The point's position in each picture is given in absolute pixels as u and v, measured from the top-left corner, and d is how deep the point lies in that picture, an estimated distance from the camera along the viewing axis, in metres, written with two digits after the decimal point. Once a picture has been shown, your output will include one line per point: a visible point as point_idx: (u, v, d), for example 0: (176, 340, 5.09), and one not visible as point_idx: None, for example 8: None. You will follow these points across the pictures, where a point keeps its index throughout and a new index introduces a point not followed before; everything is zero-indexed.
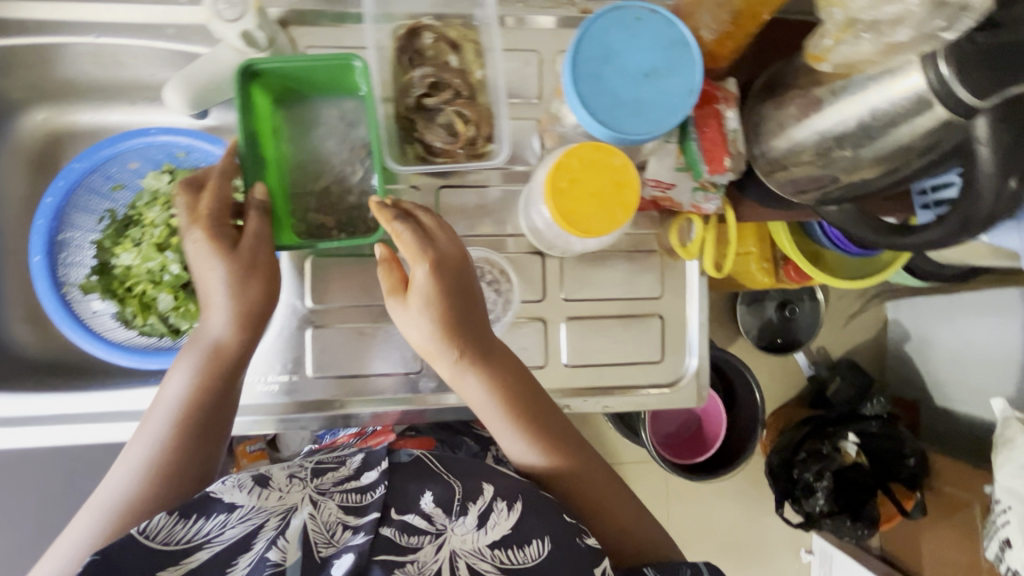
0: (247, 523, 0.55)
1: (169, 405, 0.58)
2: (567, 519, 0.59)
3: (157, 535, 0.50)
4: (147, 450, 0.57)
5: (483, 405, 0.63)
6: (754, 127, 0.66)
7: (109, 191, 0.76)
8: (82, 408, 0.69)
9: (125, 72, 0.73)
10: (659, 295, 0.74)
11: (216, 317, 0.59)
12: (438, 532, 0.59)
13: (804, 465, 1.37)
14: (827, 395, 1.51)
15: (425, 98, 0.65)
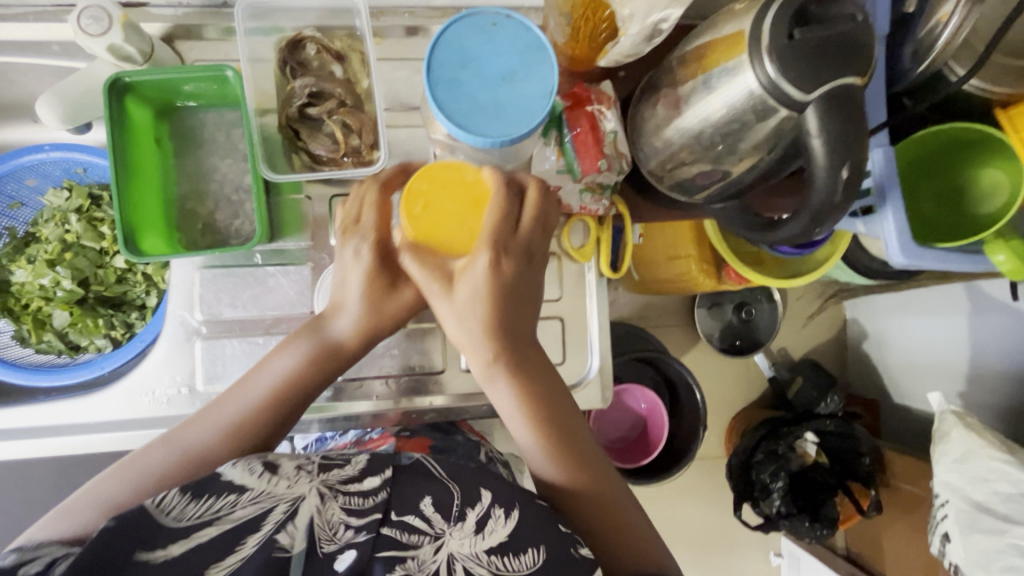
0: (256, 506, 0.47)
1: (271, 376, 0.57)
2: (561, 526, 0.52)
3: (170, 511, 0.45)
4: (237, 413, 0.55)
5: (511, 414, 0.57)
6: (634, 129, 0.67)
7: (8, 209, 0.76)
8: None
9: (20, 90, 0.73)
10: (558, 296, 0.74)
11: (344, 319, 0.59)
12: (438, 536, 0.51)
13: (762, 466, 1.37)
14: (788, 397, 1.50)
15: (307, 107, 0.65)
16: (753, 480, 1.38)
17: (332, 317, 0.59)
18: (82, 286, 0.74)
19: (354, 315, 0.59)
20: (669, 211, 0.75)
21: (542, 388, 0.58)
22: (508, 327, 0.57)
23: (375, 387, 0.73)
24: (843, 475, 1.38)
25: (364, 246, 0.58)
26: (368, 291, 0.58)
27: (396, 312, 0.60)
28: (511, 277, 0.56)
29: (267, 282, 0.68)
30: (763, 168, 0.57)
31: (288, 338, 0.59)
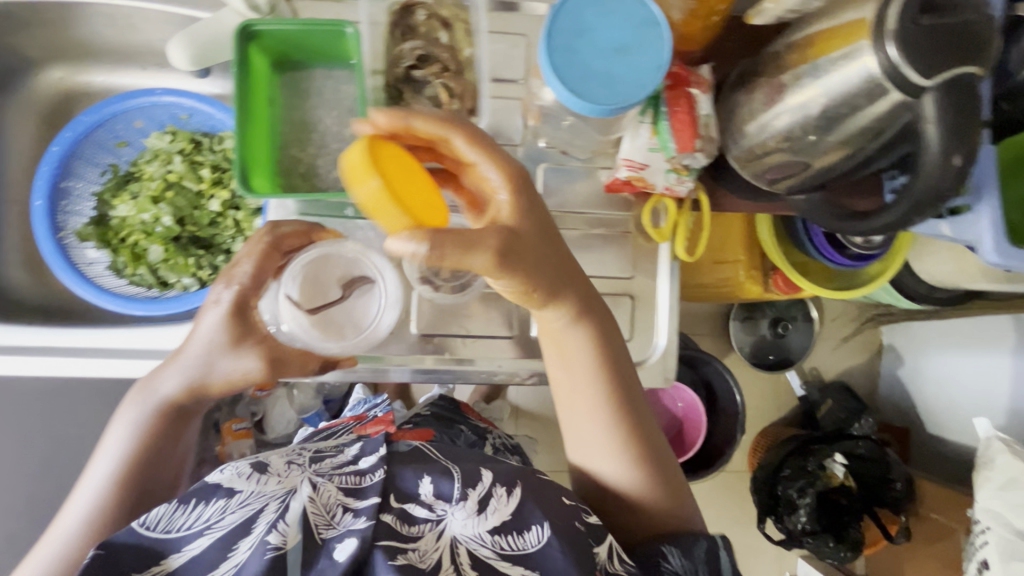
0: (247, 509, 0.56)
1: (109, 459, 0.64)
2: (567, 501, 0.64)
3: (157, 525, 0.54)
4: (88, 501, 0.62)
5: (586, 367, 0.66)
6: (727, 113, 0.68)
7: (114, 147, 0.80)
8: (68, 342, 0.71)
9: (140, 34, 0.78)
10: (630, 275, 0.76)
11: (170, 377, 0.64)
12: (439, 519, 0.61)
13: (789, 481, 1.35)
14: (817, 416, 1.49)
15: (413, 69, 0.68)
16: (779, 495, 1.36)
17: (153, 383, 0.65)
18: (180, 224, 0.78)
19: (235, 369, 0.63)
20: (744, 199, 0.76)
21: (607, 343, 0.66)
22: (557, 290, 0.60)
23: (446, 344, 0.72)
24: (868, 501, 1.35)
25: (224, 294, 0.63)
26: (217, 344, 0.62)
27: (252, 374, 0.63)
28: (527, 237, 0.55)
29: (356, 233, 0.71)
30: (863, 155, 0.58)
31: (119, 415, 0.66)
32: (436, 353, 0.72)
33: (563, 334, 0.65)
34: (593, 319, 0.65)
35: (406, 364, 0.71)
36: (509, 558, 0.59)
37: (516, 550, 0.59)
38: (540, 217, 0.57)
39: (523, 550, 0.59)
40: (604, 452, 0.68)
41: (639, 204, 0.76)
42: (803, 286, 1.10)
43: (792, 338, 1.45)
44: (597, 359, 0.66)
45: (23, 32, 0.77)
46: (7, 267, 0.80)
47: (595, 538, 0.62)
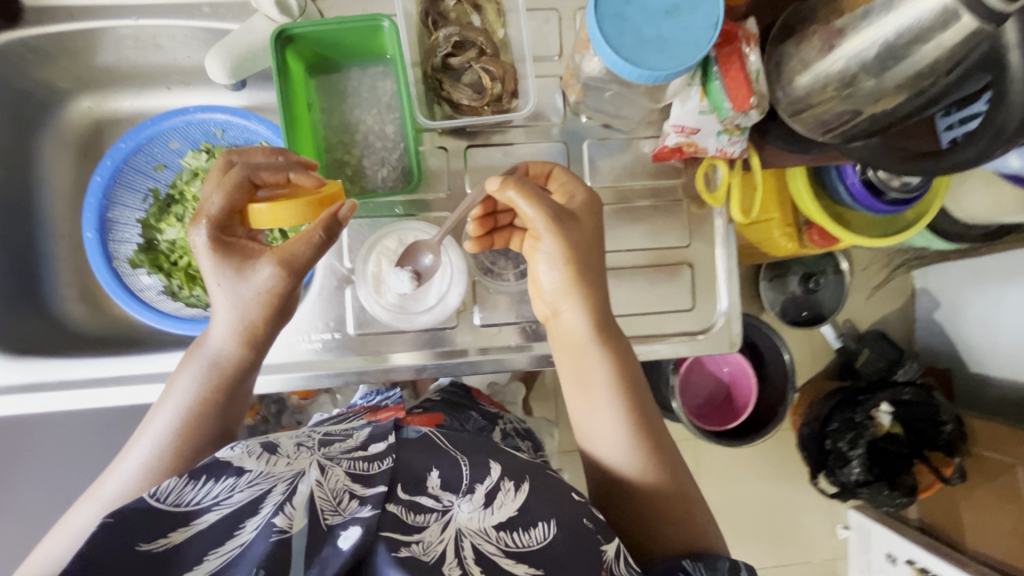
0: (255, 488, 0.51)
1: (172, 409, 0.61)
2: (577, 498, 0.59)
3: (167, 497, 0.48)
4: (149, 451, 0.59)
5: (599, 381, 0.63)
6: (775, 68, 0.67)
7: (153, 171, 0.80)
8: (129, 370, 0.69)
9: (164, 55, 0.77)
10: (687, 244, 0.75)
11: (218, 332, 0.61)
12: (445, 509, 0.55)
13: (837, 434, 1.33)
14: (857, 366, 1.46)
15: (450, 57, 0.67)
16: (829, 448, 1.34)
17: (209, 336, 0.62)
18: None
19: (261, 295, 0.58)
20: (795, 153, 0.75)
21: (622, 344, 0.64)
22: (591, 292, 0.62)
23: (508, 332, 0.72)
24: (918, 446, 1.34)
25: (199, 236, 0.57)
26: (225, 282, 0.58)
27: (275, 287, 0.58)
28: (578, 234, 0.61)
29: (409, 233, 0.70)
30: (930, 94, 0.57)
31: (181, 369, 0.64)
32: (500, 340, 0.71)
33: (584, 342, 0.63)
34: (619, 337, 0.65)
35: (474, 355, 0.71)
36: (514, 556, 0.53)
37: (522, 547, 0.53)
38: (586, 229, 0.62)
39: (529, 548, 0.54)
40: (619, 443, 0.62)
41: (691, 168, 0.75)
42: (845, 239, 1.03)
43: (825, 293, 1.41)
44: (613, 364, 0.63)
45: (51, 65, 0.77)
46: (64, 302, 0.81)
47: (605, 535, 0.56)
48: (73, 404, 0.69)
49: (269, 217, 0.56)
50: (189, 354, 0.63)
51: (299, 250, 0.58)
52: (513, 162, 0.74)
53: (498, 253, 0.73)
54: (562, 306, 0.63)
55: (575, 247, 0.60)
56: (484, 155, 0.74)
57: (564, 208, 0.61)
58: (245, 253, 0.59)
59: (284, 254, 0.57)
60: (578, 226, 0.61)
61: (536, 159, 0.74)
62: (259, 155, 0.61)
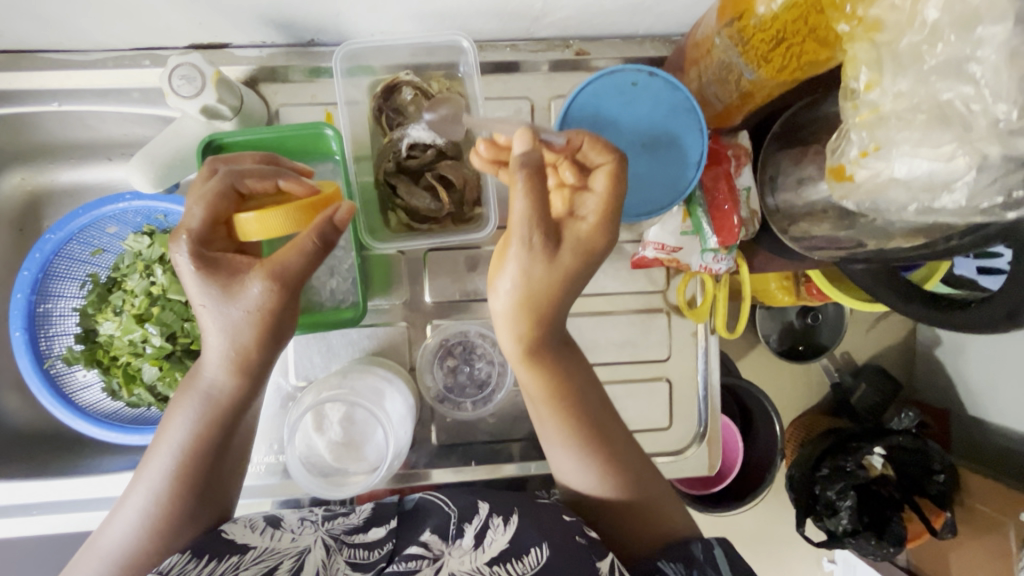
0: (262, 565, 0.49)
1: (168, 451, 0.52)
2: (566, 518, 0.54)
3: (170, 570, 0.46)
4: (147, 499, 0.51)
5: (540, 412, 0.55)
6: (769, 181, 0.61)
7: (90, 257, 0.73)
8: (61, 492, 0.66)
9: (97, 132, 0.70)
10: (666, 357, 0.69)
11: (212, 365, 0.51)
12: (437, 556, 0.51)
13: (826, 482, 1.20)
14: (850, 403, 1.29)
15: (406, 161, 0.61)
16: (817, 496, 1.21)
17: (201, 367, 0.52)
18: (171, 341, 0.70)
19: (253, 317, 0.49)
20: (788, 262, 0.68)
21: (571, 371, 0.55)
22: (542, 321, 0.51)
23: (468, 453, 0.67)
24: (908, 491, 1.22)
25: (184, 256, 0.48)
26: (214, 304, 0.49)
27: (267, 306, 0.49)
28: (544, 275, 0.48)
29: (361, 344, 0.66)
30: None
31: (174, 403, 0.54)
32: (461, 462, 0.67)
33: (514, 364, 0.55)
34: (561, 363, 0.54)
35: (434, 479, 0.66)
36: None
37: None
38: (590, 269, 0.50)
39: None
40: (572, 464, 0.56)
41: (672, 276, 0.68)
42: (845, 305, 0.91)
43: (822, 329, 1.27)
44: (563, 407, 0.54)
45: None
46: None
47: (600, 554, 0.50)
48: None
49: (260, 226, 0.46)
50: (182, 391, 0.54)
51: (293, 261, 0.49)
52: (479, 268, 0.67)
53: (456, 371, 0.66)
54: (500, 319, 0.52)
55: (541, 285, 0.49)
56: (445, 259, 0.67)
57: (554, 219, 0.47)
58: (234, 269, 0.50)
59: (275, 267, 0.49)
60: (555, 264, 0.48)
61: None
62: (249, 162, 0.52)
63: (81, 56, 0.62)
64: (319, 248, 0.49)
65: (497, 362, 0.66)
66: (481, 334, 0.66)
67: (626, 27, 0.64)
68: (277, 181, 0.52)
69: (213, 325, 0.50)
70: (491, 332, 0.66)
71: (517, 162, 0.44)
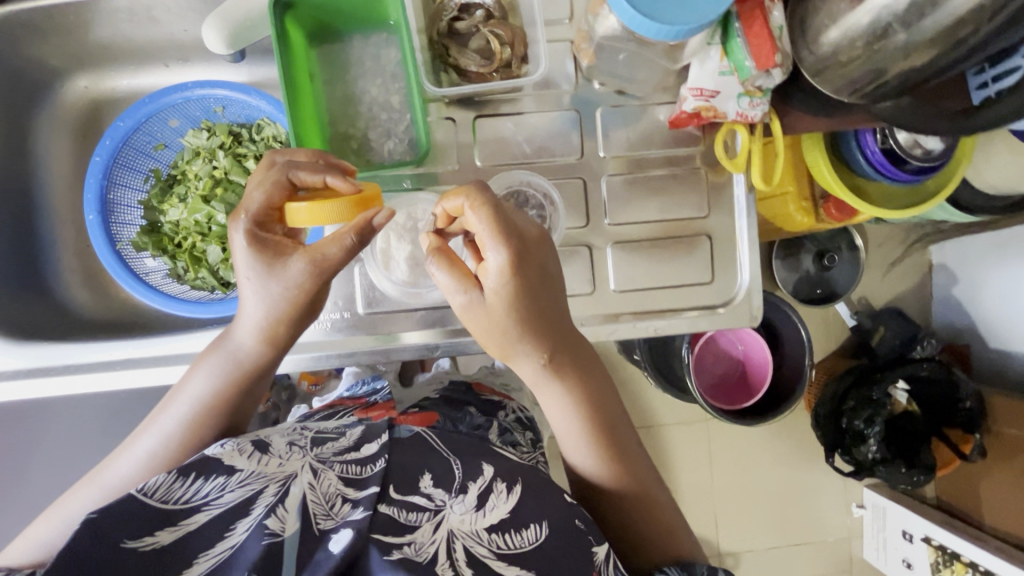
0: (246, 488, 0.49)
1: (187, 401, 0.59)
2: (567, 500, 0.57)
3: (154, 492, 0.45)
4: (158, 442, 0.57)
5: (556, 408, 0.62)
6: (800, 25, 0.65)
7: (153, 150, 0.78)
8: (115, 355, 0.66)
9: (161, 29, 0.75)
10: (705, 214, 0.72)
11: (244, 331, 0.58)
12: (438, 509, 0.53)
13: (855, 413, 1.18)
14: (872, 344, 1.30)
15: (456, 21, 0.64)
16: (845, 428, 1.20)
17: (231, 332, 0.60)
18: None
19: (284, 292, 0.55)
20: (818, 116, 0.72)
21: (590, 381, 0.62)
22: (539, 343, 0.56)
23: None
24: (936, 424, 1.21)
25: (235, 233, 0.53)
26: (253, 273, 0.54)
27: (304, 284, 0.54)
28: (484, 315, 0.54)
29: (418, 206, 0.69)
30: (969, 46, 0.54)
31: (200, 359, 0.61)
32: None
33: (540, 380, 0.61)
34: (574, 368, 0.60)
35: None
36: (506, 558, 0.51)
37: (514, 549, 0.51)
38: (538, 267, 0.54)
39: (523, 549, 0.52)
40: (584, 453, 0.62)
41: (710, 134, 0.72)
42: (864, 213, 0.90)
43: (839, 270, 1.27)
44: (573, 397, 0.61)
45: (43, 42, 0.74)
46: (68, 288, 0.79)
47: (595, 537, 0.55)
48: (70, 389, 0.66)
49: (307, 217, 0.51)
50: (210, 348, 0.61)
51: (331, 252, 0.53)
52: (525, 135, 0.71)
53: None
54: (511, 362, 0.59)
55: (519, 311, 0.53)
56: (493, 126, 0.71)
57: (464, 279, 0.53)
58: (278, 249, 0.55)
59: (315, 251, 0.53)
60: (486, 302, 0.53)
61: (547, 128, 0.71)
62: (302, 158, 0.57)
63: None
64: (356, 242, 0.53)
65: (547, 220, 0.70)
66: (531, 183, 0.69)
67: None
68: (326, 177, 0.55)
69: (252, 293, 0.56)
70: (542, 181, 0.69)
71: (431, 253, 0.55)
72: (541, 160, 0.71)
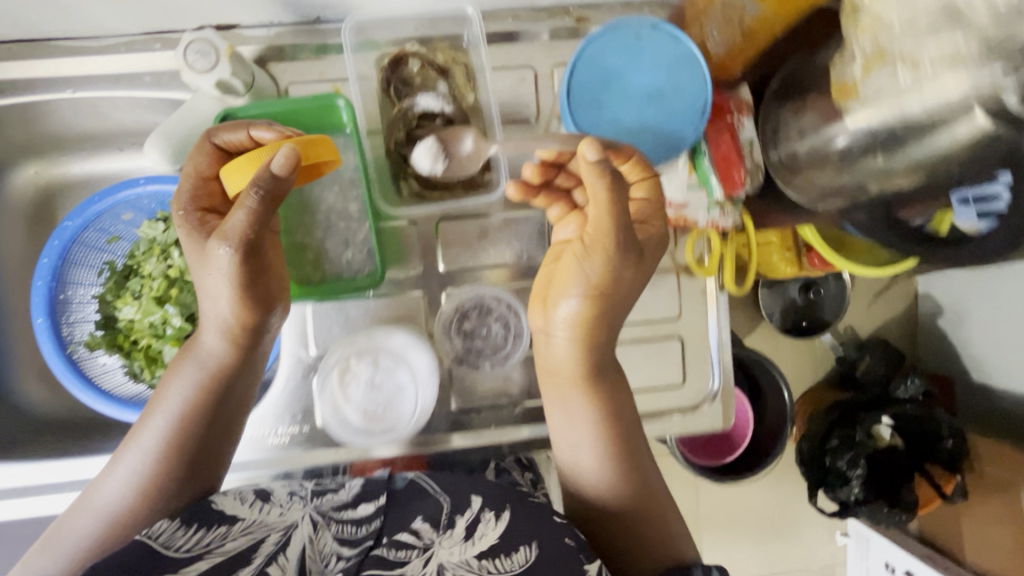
0: (249, 537, 0.48)
1: (164, 417, 0.55)
2: (556, 518, 0.52)
3: (159, 536, 0.46)
4: (139, 460, 0.53)
5: (579, 415, 0.58)
6: (772, 134, 0.63)
7: (106, 244, 0.75)
8: (67, 475, 0.64)
9: (110, 120, 0.71)
10: (677, 315, 0.70)
11: (208, 333, 0.56)
12: (427, 547, 0.50)
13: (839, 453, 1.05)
14: (856, 374, 1.17)
15: (415, 130, 0.62)
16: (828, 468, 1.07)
17: (200, 336, 0.57)
18: (191, 321, 0.72)
19: (226, 279, 0.53)
20: (791, 216, 0.70)
21: (619, 399, 0.59)
22: (604, 320, 0.57)
23: (488, 418, 0.67)
24: (918, 458, 1.06)
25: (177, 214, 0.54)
26: (195, 251, 0.54)
27: (235, 269, 0.52)
28: (632, 274, 0.55)
29: (377, 313, 0.67)
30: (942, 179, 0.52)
31: (170, 373, 0.58)
32: (480, 426, 0.67)
33: (570, 376, 0.59)
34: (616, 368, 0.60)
35: (455, 444, 0.67)
36: None
37: None
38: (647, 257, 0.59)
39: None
40: (591, 455, 0.58)
41: (679, 235, 0.70)
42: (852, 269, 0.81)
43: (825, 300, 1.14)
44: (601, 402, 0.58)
45: None
46: (22, 383, 0.76)
47: (588, 555, 0.49)
48: (23, 511, 0.64)
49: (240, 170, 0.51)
50: (180, 357, 0.58)
51: (242, 218, 0.49)
52: (490, 236, 0.69)
53: (472, 336, 0.67)
54: (560, 326, 0.58)
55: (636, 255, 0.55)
56: (457, 227, 0.68)
57: (633, 224, 0.56)
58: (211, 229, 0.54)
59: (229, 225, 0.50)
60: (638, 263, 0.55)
61: (513, 229, 0.69)
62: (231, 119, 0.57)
63: (93, 43, 0.64)
64: (265, 200, 0.49)
65: (513, 327, 0.68)
66: (496, 296, 0.68)
67: None
68: (249, 131, 0.55)
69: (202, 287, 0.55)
70: (507, 296, 0.67)
71: (596, 171, 0.48)
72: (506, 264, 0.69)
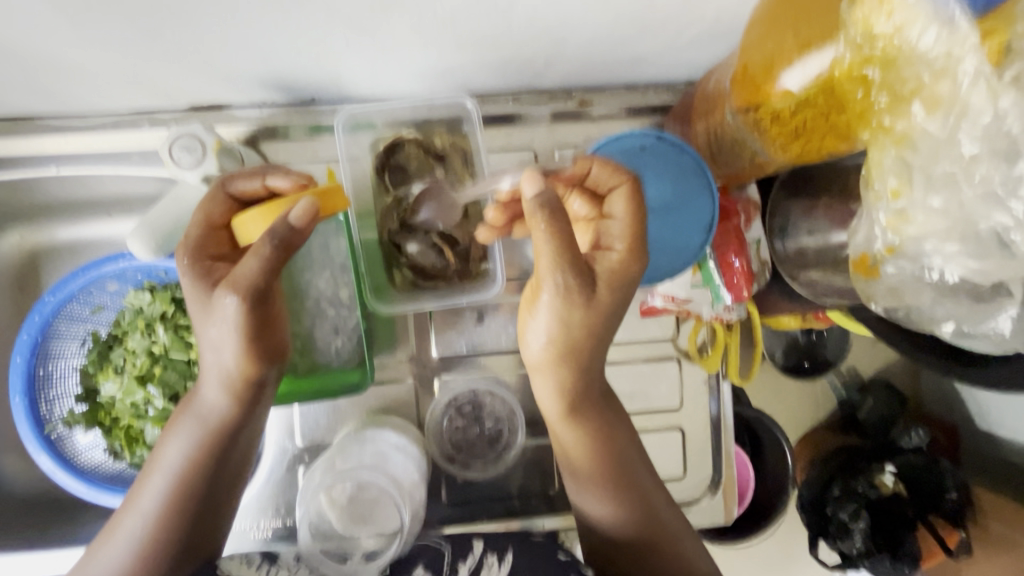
0: None
1: (165, 474, 0.51)
2: (562, 557, 0.48)
3: None
4: (140, 525, 0.50)
5: (577, 463, 0.55)
6: (778, 231, 0.60)
7: (90, 315, 0.72)
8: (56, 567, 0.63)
9: (95, 191, 0.69)
10: (678, 406, 0.68)
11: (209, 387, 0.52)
12: None
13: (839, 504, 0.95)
14: (859, 418, 1.03)
15: (409, 219, 0.60)
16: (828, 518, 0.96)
17: (200, 389, 0.53)
18: (173, 401, 0.69)
19: (232, 331, 0.48)
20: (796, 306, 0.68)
21: (615, 425, 0.55)
22: (579, 365, 0.52)
23: (480, 510, 0.66)
24: (923, 509, 0.94)
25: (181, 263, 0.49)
26: (196, 306, 0.49)
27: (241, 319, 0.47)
28: (585, 317, 0.49)
29: (368, 402, 0.65)
30: None
31: (171, 430, 0.54)
32: (471, 519, 0.65)
33: (556, 420, 0.56)
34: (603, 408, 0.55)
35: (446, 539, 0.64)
36: None
37: None
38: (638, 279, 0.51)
39: None
40: (598, 501, 0.53)
41: (682, 323, 0.68)
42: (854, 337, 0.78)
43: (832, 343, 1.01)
44: (590, 440, 0.54)
45: None
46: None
47: None
48: None
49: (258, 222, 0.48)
50: (181, 413, 0.54)
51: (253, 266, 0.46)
52: (485, 321, 0.66)
53: (465, 430, 0.65)
54: (540, 374, 0.54)
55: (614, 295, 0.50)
56: (451, 312, 0.66)
57: (615, 267, 0.49)
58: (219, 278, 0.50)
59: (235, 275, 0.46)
60: (591, 302, 0.49)
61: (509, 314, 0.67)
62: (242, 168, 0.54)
63: (80, 119, 0.62)
64: (278, 249, 0.46)
65: (507, 418, 0.65)
66: (489, 391, 0.65)
67: (628, 76, 0.63)
68: (265, 180, 0.53)
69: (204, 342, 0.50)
70: (502, 393, 0.65)
71: (534, 206, 0.44)
72: (502, 350, 0.66)
